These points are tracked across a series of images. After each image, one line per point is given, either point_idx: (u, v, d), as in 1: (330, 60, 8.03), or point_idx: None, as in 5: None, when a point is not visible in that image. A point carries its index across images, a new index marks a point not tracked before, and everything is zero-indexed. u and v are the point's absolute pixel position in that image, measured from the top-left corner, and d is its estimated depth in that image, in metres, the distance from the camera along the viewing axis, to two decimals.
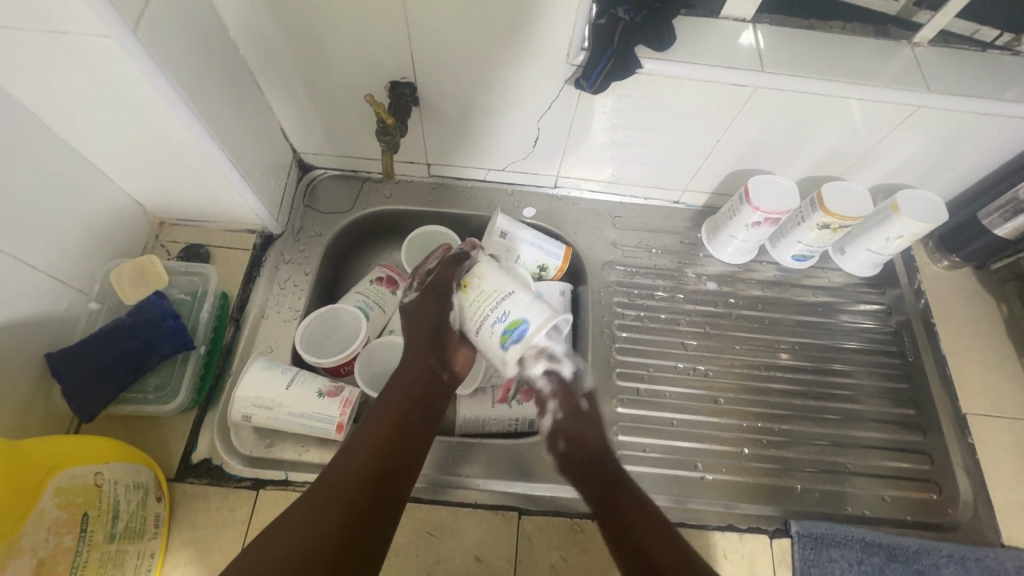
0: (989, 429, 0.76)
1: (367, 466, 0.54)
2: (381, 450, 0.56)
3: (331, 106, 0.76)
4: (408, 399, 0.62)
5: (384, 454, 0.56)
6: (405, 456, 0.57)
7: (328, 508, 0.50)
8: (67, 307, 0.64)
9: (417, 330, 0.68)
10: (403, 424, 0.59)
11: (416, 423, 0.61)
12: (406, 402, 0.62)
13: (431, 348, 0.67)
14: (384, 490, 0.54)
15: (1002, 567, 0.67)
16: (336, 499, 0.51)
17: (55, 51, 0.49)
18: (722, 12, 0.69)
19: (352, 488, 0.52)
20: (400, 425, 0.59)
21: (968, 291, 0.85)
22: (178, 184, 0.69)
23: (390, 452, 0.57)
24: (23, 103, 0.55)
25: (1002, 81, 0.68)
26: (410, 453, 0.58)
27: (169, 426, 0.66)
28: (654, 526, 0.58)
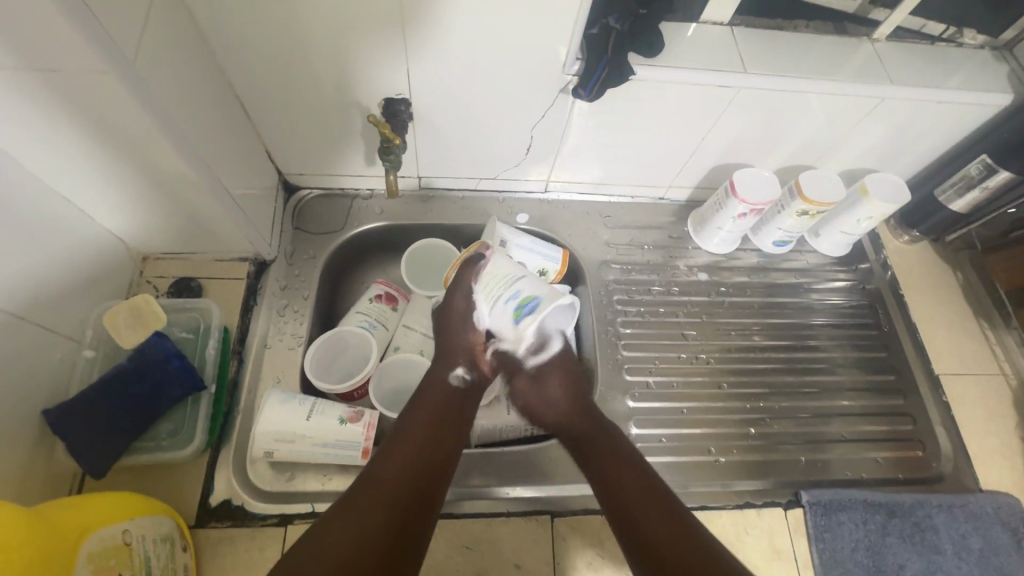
0: (959, 386, 0.84)
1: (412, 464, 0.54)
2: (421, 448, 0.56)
3: (320, 126, 0.73)
4: (444, 397, 0.63)
5: (428, 451, 0.56)
6: (446, 454, 0.58)
7: (377, 500, 0.50)
8: (60, 359, 0.60)
9: (449, 332, 0.70)
10: (441, 420, 0.60)
11: (451, 418, 0.61)
12: (441, 402, 0.63)
13: (463, 348, 0.68)
14: (428, 486, 0.54)
15: (985, 511, 0.74)
16: (387, 492, 0.51)
17: (41, 90, 0.46)
18: (701, 17, 0.72)
19: (402, 484, 0.52)
20: (438, 424, 0.60)
21: (928, 262, 0.93)
22: (166, 217, 0.66)
23: (432, 448, 0.57)
24: None
25: (951, 71, 0.74)
26: (451, 451, 0.58)
27: (183, 471, 0.63)
28: (645, 484, 0.58)
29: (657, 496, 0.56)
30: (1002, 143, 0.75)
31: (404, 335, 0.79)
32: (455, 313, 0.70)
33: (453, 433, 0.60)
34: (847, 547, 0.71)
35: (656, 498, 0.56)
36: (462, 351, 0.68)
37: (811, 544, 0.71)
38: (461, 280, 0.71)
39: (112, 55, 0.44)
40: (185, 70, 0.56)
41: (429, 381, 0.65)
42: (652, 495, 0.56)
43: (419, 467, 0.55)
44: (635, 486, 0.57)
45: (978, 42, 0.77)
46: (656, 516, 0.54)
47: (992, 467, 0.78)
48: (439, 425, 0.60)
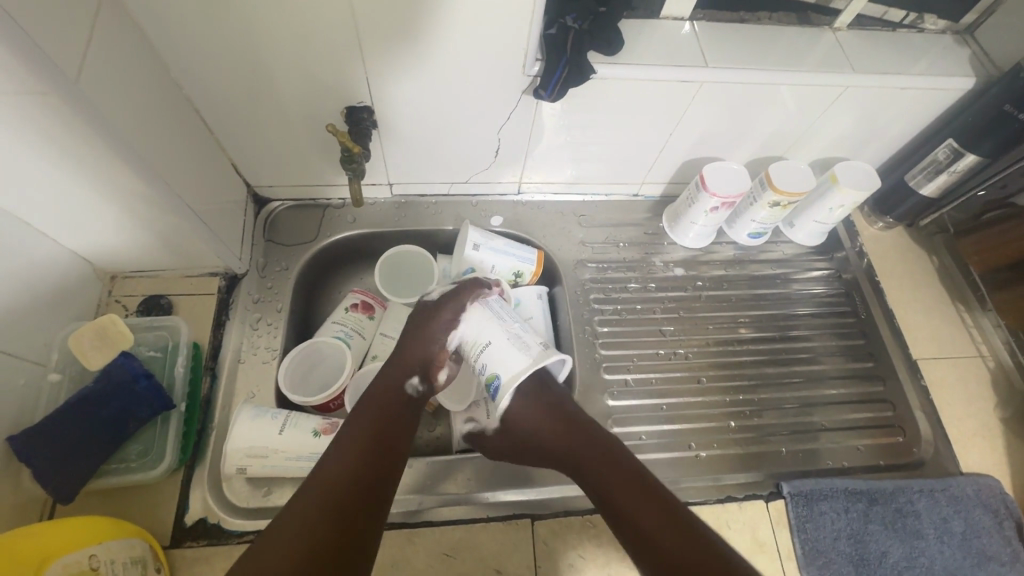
0: (937, 370, 0.84)
1: (354, 467, 0.53)
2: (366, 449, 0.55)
3: (285, 137, 0.73)
4: (390, 405, 0.61)
5: (371, 453, 0.55)
6: (389, 458, 0.56)
7: (315, 506, 0.49)
8: (25, 384, 0.59)
9: (408, 339, 0.66)
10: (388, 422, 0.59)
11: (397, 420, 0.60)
12: (388, 403, 0.61)
13: (419, 357, 0.65)
14: (371, 491, 0.52)
15: (966, 493, 0.74)
16: (323, 496, 0.50)
17: None
18: (661, 13, 0.72)
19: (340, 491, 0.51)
20: (386, 426, 0.58)
21: (903, 247, 0.94)
22: (129, 236, 0.65)
23: (377, 450, 0.56)
24: None
25: (913, 57, 0.75)
26: (394, 457, 0.56)
27: (157, 492, 0.62)
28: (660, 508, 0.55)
29: (657, 509, 0.55)
30: (966, 127, 0.75)
31: (381, 343, 0.78)
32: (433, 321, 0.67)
33: (397, 437, 0.59)
34: (830, 537, 0.71)
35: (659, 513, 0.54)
36: (417, 359, 0.65)
37: (792, 535, 0.71)
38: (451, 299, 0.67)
39: (52, 77, 0.44)
40: (137, 87, 0.55)
41: (382, 384, 0.62)
42: (666, 529, 0.53)
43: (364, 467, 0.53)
44: (652, 519, 0.54)
45: (940, 27, 0.78)
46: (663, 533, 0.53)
47: (972, 449, 0.79)
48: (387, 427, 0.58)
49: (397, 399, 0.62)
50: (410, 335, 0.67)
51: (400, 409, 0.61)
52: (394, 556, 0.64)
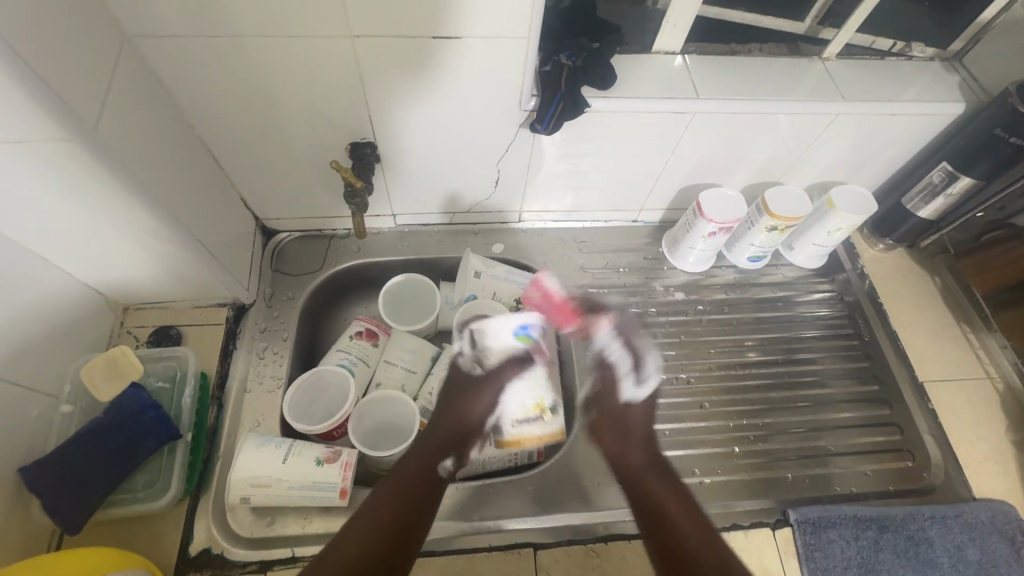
0: (944, 392, 0.83)
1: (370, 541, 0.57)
2: (387, 515, 0.59)
3: (291, 173, 0.76)
4: (422, 475, 0.63)
5: (388, 524, 0.58)
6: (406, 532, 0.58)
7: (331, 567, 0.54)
8: (37, 415, 0.61)
9: (442, 419, 0.68)
10: (412, 494, 0.61)
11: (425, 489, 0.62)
12: (416, 469, 0.63)
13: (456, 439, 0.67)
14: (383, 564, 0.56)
15: (980, 520, 0.73)
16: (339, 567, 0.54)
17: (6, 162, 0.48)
18: (653, 47, 0.74)
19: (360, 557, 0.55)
20: (409, 495, 0.61)
21: (904, 269, 0.94)
22: (139, 270, 0.67)
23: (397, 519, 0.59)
24: None
25: (902, 84, 0.76)
26: (417, 526, 0.59)
27: (162, 522, 0.63)
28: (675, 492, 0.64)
29: (684, 506, 0.63)
30: (959, 149, 0.76)
31: (384, 370, 0.79)
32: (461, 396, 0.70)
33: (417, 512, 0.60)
34: (840, 566, 0.69)
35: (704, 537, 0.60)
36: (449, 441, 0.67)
37: (802, 565, 0.69)
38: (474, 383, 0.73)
39: (73, 125, 0.47)
40: (152, 132, 0.58)
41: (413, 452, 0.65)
42: (680, 507, 0.62)
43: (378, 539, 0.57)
44: (663, 495, 0.64)
45: (928, 54, 0.79)
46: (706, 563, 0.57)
47: (985, 474, 0.77)
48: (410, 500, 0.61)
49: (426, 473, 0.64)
50: (451, 408, 0.69)
51: (428, 480, 0.63)
52: None
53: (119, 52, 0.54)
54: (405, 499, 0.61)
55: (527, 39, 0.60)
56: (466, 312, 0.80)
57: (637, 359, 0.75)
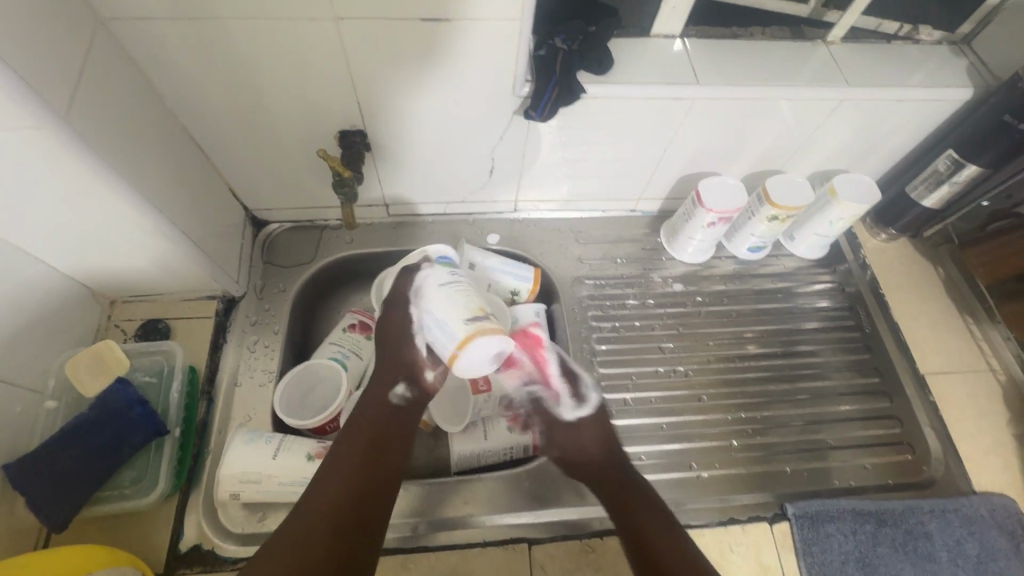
0: (946, 385, 0.82)
1: (344, 492, 0.56)
2: (357, 467, 0.58)
3: (280, 162, 0.74)
4: (382, 415, 0.63)
5: (369, 466, 0.58)
6: (381, 480, 0.58)
7: (309, 525, 0.52)
8: (23, 412, 0.60)
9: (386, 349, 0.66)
10: (378, 440, 0.61)
11: (392, 437, 0.62)
12: (380, 416, 0.62)
13: (405, 363, 0.65)
14: (360, 510, 0.55)
15: (980, 514, 0.72)
16: (320, 515, 0.53)
17: None
18: (652, 30, 0.72)
19: (337, 508, 0.54)
20: (376, 441, 0.60)
21: (907, 259, 0.92)
22: (123, 262, 0.66)
23: (369, 468, 0.58)
24: None
25: (908, 68, 0.74)
26: (389, 469, 0.59)
27: (151, 518, 0.62)
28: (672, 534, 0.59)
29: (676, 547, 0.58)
30: (966, 136, 0.73)
31: (377, 363, 0.78)
32: (391, 323, 0.67)
33: (388, 450, 0.61)
34: (837, 561, 0.68)
35: (668, 531, 0.60)
36: (407, 364, 0.65)
37: (799, 559, 0.68)
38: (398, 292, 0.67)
39: (43, 114, 0.45)
40: (131, 118, 0.56)
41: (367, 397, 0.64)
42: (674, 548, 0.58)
43: (355, 490, 0.56)
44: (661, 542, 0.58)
45: (936, 38, 0.77)
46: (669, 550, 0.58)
47: (984, 467, 0.76)
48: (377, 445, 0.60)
49: (391, 415, 0.63)
50: (388, 343, 0.66)
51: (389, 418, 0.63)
52: None
53: (92, 36, 0.52)
54: (370, 448, 0.59)
55: (520, 21, 0.58)
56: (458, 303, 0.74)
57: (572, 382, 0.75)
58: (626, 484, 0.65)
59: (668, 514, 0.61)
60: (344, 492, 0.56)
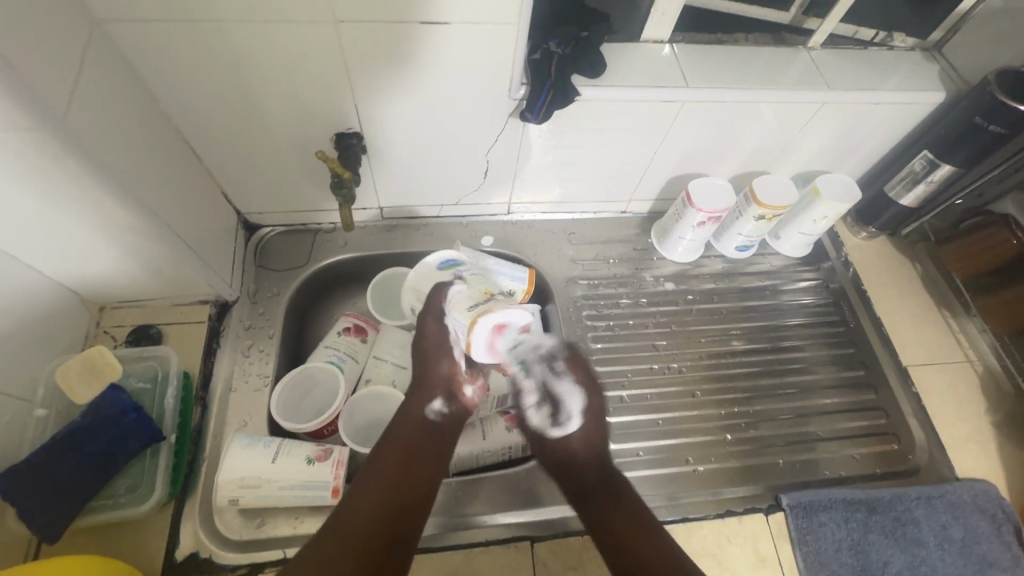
0: (927, 376, 0.85)
1: (378, 509, 0.56)
2: (392, 483, 0.58)
3: (274, 165, 0.73)
4: (418, 431, 0.64)
5: (404, 484, 0.59)
6: (415, 499, 0.58)
7: (341, 540, 0.52)
8: (13, 420, 0.58)
9: (423, 366, 0.69)
10: (413, 456, 0.61)
11: (426, 454, 0.63)
12: (415, 434, 0.64)
13: (439, 379, 0.68)
14: (395, 528, 0.55)
15: (963, 499, 0.74)
16: (354, 528, 0.53)
17: None
18: (642, 36, 0.74)
19: (369, 523, 0.54)
20: (412, 457, 0.61)
21: (886, 256, 0.96)
22: (114, 266, 0.64)
23: (404, 485, 0.59)
24: None
25: (885, 72, 0.77)
26: (422, 490, 0.59)
27: (146, 528, 0.61)
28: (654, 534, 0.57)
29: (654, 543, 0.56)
30: (940, 138, 0.77)
31: (373, 366, 0.78)
32: (428, 338, 0.69)
33: (423, 467, 0.61)
34: (831, 549, 0.70)
35: (648, 530, 0.57)
36: (441, 383, 0.68)
37: (794, 548, 0.70)
38: (432, 303, 0.70)
39: (38, 113, 0.44)
40: (125, 120, 0.56)
41: (406, 413, 0.66)
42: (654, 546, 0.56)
43: (389, 508, 0.56)
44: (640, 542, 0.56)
45: (909, 44, 0.80)
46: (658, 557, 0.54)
47: (966, 454, 0.79)
48: (412, 463, 0.61)
49: (427, 433, 0.65)
50: (421, 361, 0.69)
51: (427, 435, 0.65)
52: None
53: (88, 36, 0.51)
54: (405, 465, 0.60)
55: (517, 25, 0.59)
56: (415, 298, 0.77)
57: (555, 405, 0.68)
58: (607, 492, 0.62)
59: (650, 517, 0.59)
60: (379, 509, 0.56)
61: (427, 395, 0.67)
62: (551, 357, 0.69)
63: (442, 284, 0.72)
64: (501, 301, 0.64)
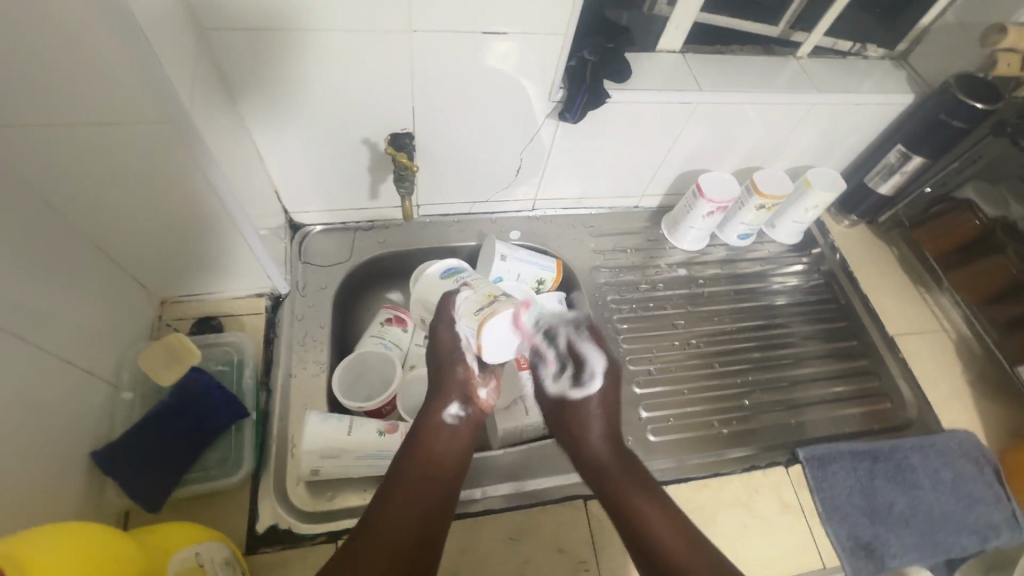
0: (910, 343, 0.96)
1: (409, 516, 0.56)
2: (420, 490, 0.59)
3: (326, 165, 0.79)
4: (439, 437, 0.64)
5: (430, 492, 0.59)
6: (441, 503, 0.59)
7: (374, 550, 0.52)
8: (102, 402, 0.62)
9: (438, 373, 0.68)
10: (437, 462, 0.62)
11: (449, 460, 0.63)
12: (434, 441, 0.64)
13: (455, 384, 0.68)
14: (426, 534, 0.55)
15: (950, 446, 0.84)
16: (387, 535, 0.54)
17: (105, 141, 0.51)
18: (657, 46, 0.83)
19: (401, 530, 0.54)
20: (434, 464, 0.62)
21: (867, 241, 1.07)
22: (192, 259, 0.70)
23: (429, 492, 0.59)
24: (52, 199, 0.55)
25: (862, 78, 0.89)
26: (448, 495, 0.60)
27: (228, 502, 0.64)
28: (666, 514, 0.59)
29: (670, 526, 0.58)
30: (910, 134, 0.89)
31: (417, 352, 0.83)
32: (442, 347, 0.69)
33: (446, 473, 0.62)
34: (843, 493, 0.79)
35: (659, 511, 0.59)
36: (458, 389, 0.68)
37: (812, 495, 0.78)
38: (442, 311, 0.70)
39: (170, 109, 0.50)
40: (219, 121, 0.61)
41: (424, 419, 0.65)
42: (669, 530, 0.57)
43: (418, 515, 0.57)
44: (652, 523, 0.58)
45: (880, 54, 0.93)
46: (675, 544, 0.56)
47: (949, 409, 0.90)
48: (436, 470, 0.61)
49: (448, 439, 0.65)
50: (437, 369, 0.69)
51: (448, 441, 0.65)
52: (462, 544, 0.68)
53: (196, 45, 0.57)
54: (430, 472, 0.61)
55: (563, 36, 0.67)
56: (422, 308, 0.79)
57: (577, 364, 0.74)
58: (618, 478, 0.64)
59: (664, 500, 0.61)
60: (410, 515, 0.56)
61: (445, 400, 0.67)
62: (575, 322, 0.77)
63: (449, 292, 0.72)
64: (507, 301, 0.64)
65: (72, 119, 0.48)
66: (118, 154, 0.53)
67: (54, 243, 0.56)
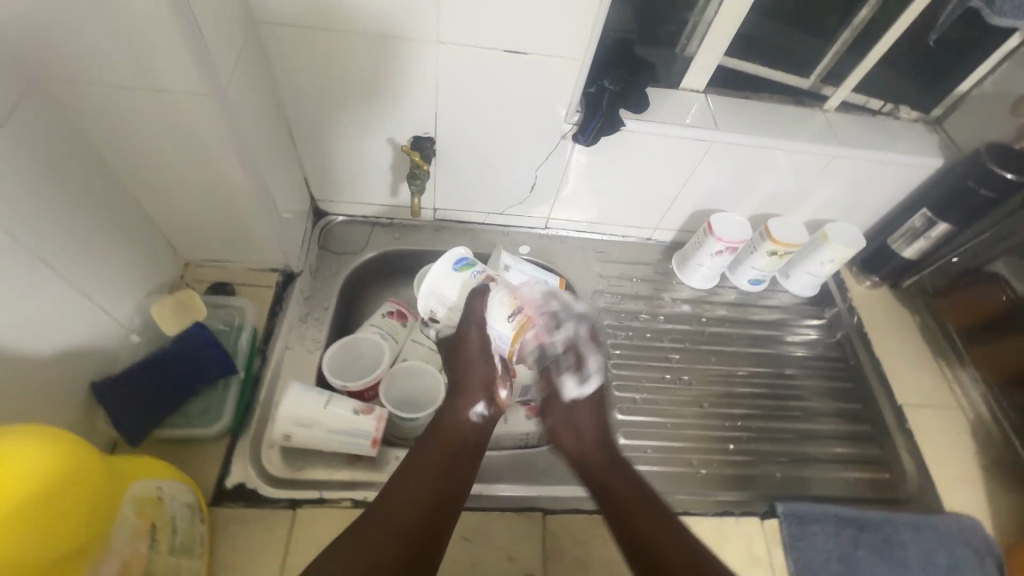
0: (921, 416, 0.91)
1: (418, 505, 0.57)
2: (433, 478, 0.60)
3: (352, 159, 0.85)
4: (456, 431, 0.66)
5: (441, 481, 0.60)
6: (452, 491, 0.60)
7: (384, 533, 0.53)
8: (112, 341, 0.68)
9: (461, 371, 0.72)
10: (452, 456, 0.63)
11: (462, 453, 0.64)
12: (448, 433, 0.66)
13: (478, 382, 0.71)
14: (433, 521, 0.56)
15: (949, 530, 0.78)
16: (394, 518, 0.55)
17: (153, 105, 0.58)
18: (681, 84, 0.85)
19: (411, 518, 0.55)
20: (450, 456, 0.63)
21: (888, 305, 1.03)
22: (219, 224, 0.76)
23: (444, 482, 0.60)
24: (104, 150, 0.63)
25: (890, 138, 0.88)
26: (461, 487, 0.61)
27: (204, 453, 0.68)
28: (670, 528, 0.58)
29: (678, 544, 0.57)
30: (937, 199, 0.87)
31: (410, 348, 0.86)
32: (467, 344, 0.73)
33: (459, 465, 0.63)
34: (821, 557, 0.75)
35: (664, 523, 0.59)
36: (478, 388, 0.71)
37: (786, 553, 0.74)
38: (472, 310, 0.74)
39: (212, 85, 0.56)
40: (258, 103, 0.68)
41: (450, 415, 0.68)
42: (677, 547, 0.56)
43: (432, 504, 0.57)
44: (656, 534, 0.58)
45: (914, 116, 0.92)
46: (673, 551, 0.56)
47: (955, 489, 0.84)
48: (451, 462, 0.62)
49: (464, 434, 0.67)
50: (460, 367, 0.72)
51: (466, 438, 0.67)
52: None
53: (248, 35, 0.64)
54: (445, 464, 0.62)
55: (581, 62, 0.70)
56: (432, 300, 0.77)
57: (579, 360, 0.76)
58: (624, 478, 0.64)
59: (672, 513, 0.60)
60: (419, 502, 0.57)
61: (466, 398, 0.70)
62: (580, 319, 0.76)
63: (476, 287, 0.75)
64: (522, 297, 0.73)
65: (130, 83, 0.55)
66: (166, 120, 0.60)
67: (98, 189, 0.63)
